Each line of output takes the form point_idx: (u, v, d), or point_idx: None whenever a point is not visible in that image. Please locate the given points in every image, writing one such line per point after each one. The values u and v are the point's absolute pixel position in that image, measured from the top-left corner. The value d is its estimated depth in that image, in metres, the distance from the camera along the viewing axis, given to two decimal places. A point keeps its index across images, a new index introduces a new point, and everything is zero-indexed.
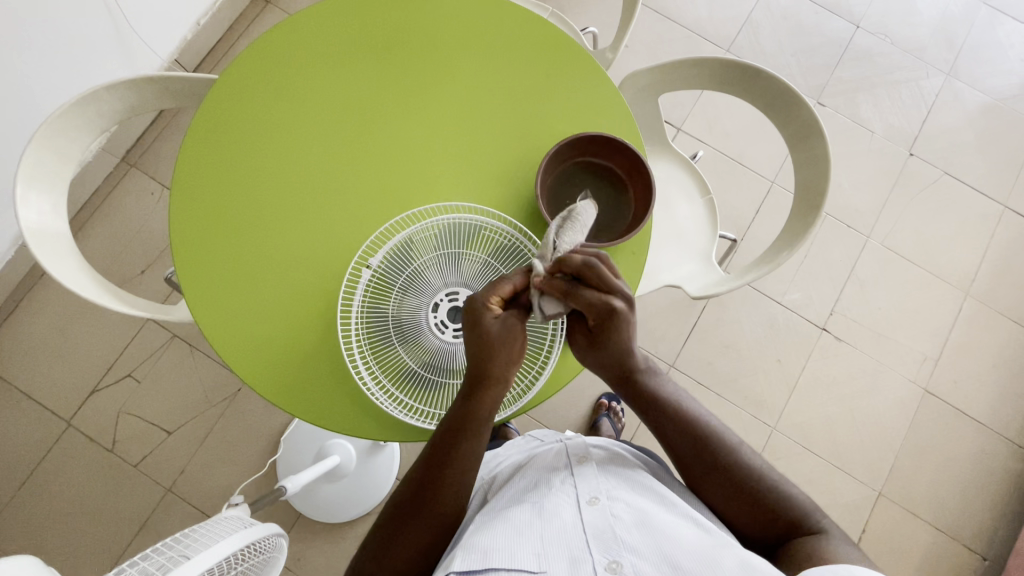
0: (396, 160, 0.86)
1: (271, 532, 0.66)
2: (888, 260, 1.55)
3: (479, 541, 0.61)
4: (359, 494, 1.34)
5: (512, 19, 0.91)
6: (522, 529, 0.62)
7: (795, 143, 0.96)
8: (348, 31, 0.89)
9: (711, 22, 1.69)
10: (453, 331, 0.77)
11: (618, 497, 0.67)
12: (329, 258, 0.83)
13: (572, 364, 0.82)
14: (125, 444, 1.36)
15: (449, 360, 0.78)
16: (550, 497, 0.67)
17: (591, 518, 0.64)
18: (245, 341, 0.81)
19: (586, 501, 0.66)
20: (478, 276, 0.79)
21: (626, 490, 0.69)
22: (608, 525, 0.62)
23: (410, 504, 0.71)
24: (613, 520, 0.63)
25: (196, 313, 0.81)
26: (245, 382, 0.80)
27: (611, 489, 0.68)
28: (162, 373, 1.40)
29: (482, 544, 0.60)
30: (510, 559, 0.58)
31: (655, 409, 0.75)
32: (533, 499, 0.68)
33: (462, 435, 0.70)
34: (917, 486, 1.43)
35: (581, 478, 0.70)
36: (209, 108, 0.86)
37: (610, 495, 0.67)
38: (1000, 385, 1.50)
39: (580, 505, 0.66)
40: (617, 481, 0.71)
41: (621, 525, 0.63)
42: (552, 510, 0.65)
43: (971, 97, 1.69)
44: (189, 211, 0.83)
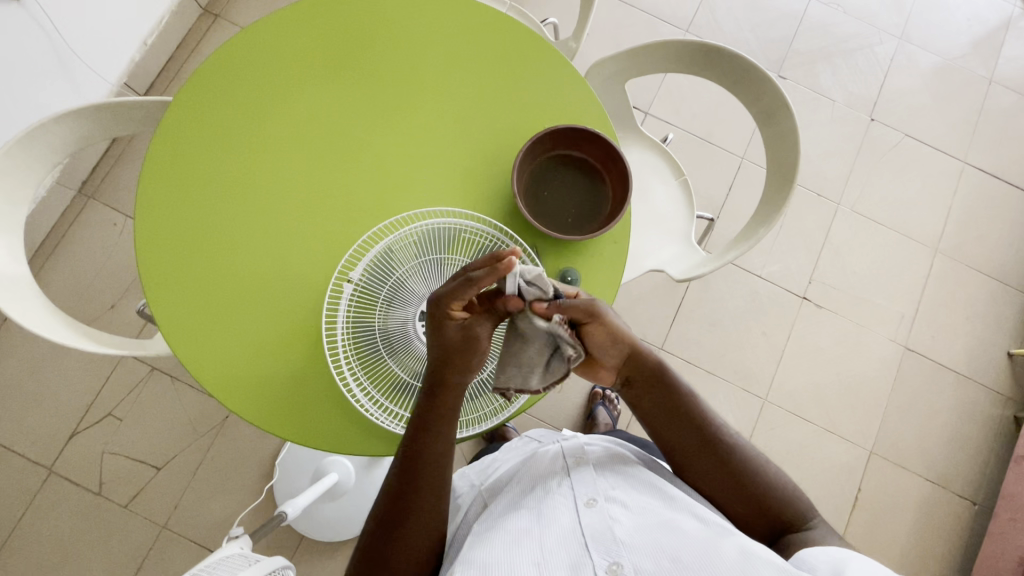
0: (366, 169, 0.84)
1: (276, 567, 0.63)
2: (860, 225, 1.59)
3: (478, 553, 0.61)
4: (362, 508, 1.32)
5: (472, 15, 0.90)
6: (521, 538, 0.63)
7: (763, 121, 0.97)
8: (305, 39, 0.87)
9: (668, 4, 1.69)
10: None
11: (616, 496, 0.68)
12: (307, 276, 0.81)
13: None
14: (113, 485, 1.32)
15: None
16: (547, 503, 0.68)
17: (589, 520, 0.64)
18: (228, 370, 0.78)
19: (583, 503, 0.67)
20: None
21: (625, 487, 0.69)
22: (606, 527, 0.63)
23: (390, 518, 0.69)
24: (612, 521, 0.64)
25: (173, 344, 0.78)
26: (232, 411, 0.77)
27: (609, 488, 0.69)
28: (146, 407, 1.35)
29: (482, 556, 0.60)
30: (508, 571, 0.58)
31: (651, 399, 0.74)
32: (531, 507, 0.68)
33: (429, 439, 0.70)
34: (906, 440, 1.48)
35: (578, 479, 0.71)
36: (166, 129, 0.82)
37: (607, 496, 0.67)
38: (974, 334, 1.55)
39: (579, 508, 0.66)
40: (614, 479, 0.71)
41: (620, 525, 0.63)
42: (550, 516, 0.66)
43: (924, 58, 1.73)
44: (155, 239, 0.80)
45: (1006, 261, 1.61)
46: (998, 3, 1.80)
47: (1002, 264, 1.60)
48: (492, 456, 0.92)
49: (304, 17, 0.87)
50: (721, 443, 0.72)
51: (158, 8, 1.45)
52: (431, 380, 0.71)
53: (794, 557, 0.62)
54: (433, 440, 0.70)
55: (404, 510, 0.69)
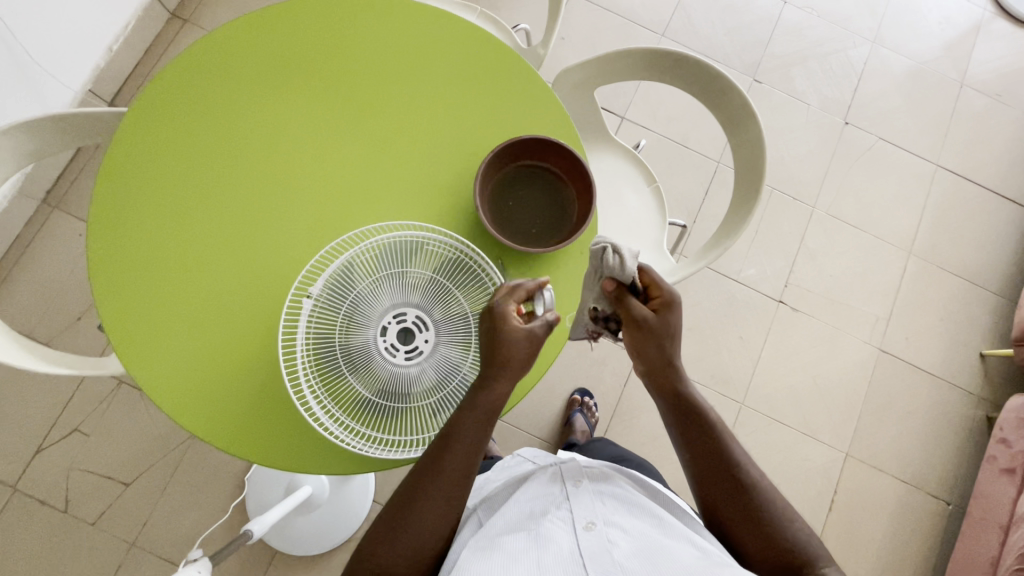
0: (328, 180, 0.82)
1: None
2: (835, 228, 1.60)
3: (476, 566, 0.61)
4: (336, 521, 1.31)
5: (436, 22, 0.88)
6: (520, 555, 0.63)
7: (731, 129, 0.96)
8: (267, 47, 0.85)
9: (644, 8, 1.69)
10: (404, 354, 0.75)
11: (614, 520, 0.68)
12: (266, 291, 0.79)
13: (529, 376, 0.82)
14: (80, 502, 1.29)
15: (402, 384, 0.75)
16: (546, 522, 0.68)
17: (588, 544, 0.65)
18: (185, 388, 0.76)
19: (582, 526, 0.67)
20: (424, 293, 0.77)
21: (622, 514, 0.70)
22: (604, 549, 0.63)
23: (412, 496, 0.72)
24: (610, 545, 0.64)
25: (128, 363, 0.76)
26: (188, 431, 0.76)
27: (607, 513, 0.70)
28: (114, 422, 1.32)
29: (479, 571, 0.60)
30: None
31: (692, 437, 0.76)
32: (529, 526, 0.68)
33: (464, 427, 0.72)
34: (882, 442, 1.49)
35: (577, 501, 0.71)
36: (121, 141, 0.80)
37: (605, 520, 0.68)
38: (947, 336, 1.56)
39: (576, 530, 0.67)
40: (611, 504, 0.72)
41: (618, 549, 0.63)
42: (549, 534, 0.66)
43: (897, 62, 1.74)
44: (109, 255, 0.78)
45: (978, 262, 1.62)
46: (968, 7, 1.82)
47: (975, 265, 1.62)
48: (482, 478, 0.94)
49: (266, 25, 0.85)
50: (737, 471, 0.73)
51: (123, 14, 1.42)
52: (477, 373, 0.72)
53: None
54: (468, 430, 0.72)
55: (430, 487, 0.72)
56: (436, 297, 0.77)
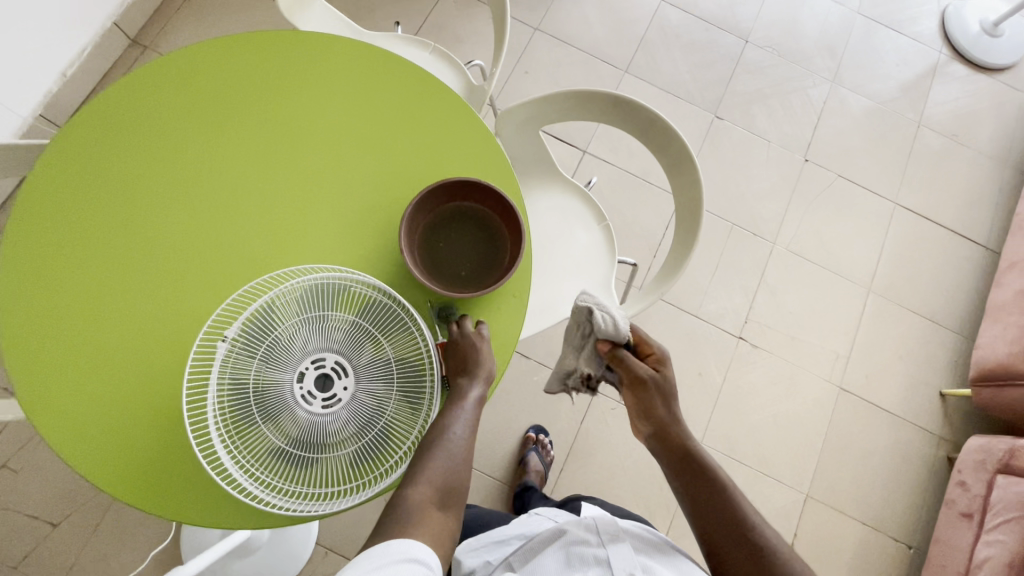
0: (253, 217, 0.81)
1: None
2: (795, 265, 1.60)
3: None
4: (275, 566, 1.25)
5: (374, 62, 0.89)
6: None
7: (672, 170, 0.96)
8: (195, 82, 0.84)
9: (607, 45, 1.72)
10: (321, 402, 0.71)
11: None
12: (180, 331, 0.76)
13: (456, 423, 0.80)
14: (3, 542, 1.22)
15: (318, 434, 0.72)
16: None
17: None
18: (89, 435, 0.73)
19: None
20: (346, 338, 0.74)
21: (660, 574, 0.71)
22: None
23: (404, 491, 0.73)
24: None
25: (30, 408, 0.72)
26: (89, 481, 0.71)
27: (646, 571, 0.71)
28: (44, 457, 1.27)
29: None
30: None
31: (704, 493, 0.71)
32: None
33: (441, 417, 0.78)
34: (842, 483, 1.46)
35: (617, 557, 0.72)
36: (43, 174, 0.79)
37: None
38: (907, 374, 1.56)
39: None
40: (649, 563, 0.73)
41: None
42: None
43: (856, 102, 1.78)
44: (19, 295, 0.76)
45: (937, 300, 1.63)
46: (924, 51, 1.87)
47: (934, 303, 1.63)
48: (498, 529, 0.91)
49: (194, 62, 0.85)
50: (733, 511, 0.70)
51: (80, 40, 1.41)
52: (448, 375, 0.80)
53: None
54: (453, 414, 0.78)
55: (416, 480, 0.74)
56: (358, 342, 0.74)
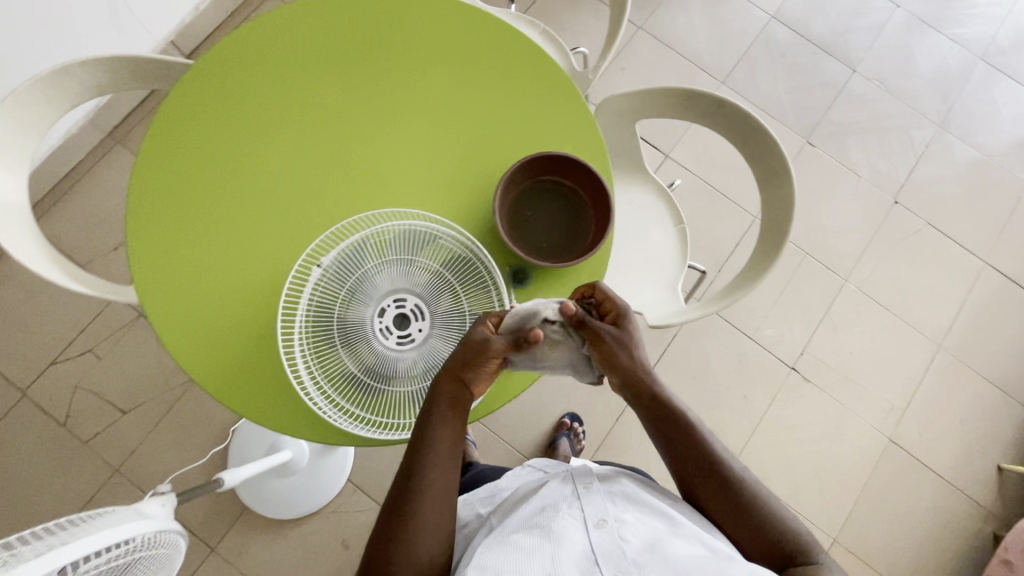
0: (361, 162, 0.86)
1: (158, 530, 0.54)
2: (864, 306, 1.54)
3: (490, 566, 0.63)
4: (307, 492, 1.33)
5: (495, 33, 0.92)
6: (532, 556, 0.64)
7: (764, 182, 0.95)
8: (328, 28, 0.89)
9: (708, 54, 1.70)
10: (397, 338, 0.77)
11: (626, 518, 0.70)
12: (280, 254, 0.83)
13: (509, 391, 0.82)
14: (79, 420, 1.35)
15: (389, 368, 0.77)
16: (556, 519, 0.70)
17: (601, 542, 0.67)
18: (189, 329, 0.81)
19: (594, 524, 0.69)
20: (427, 285, 0.79)
21: (635, 512, 0.72)
22: (617, 548, 0.66)
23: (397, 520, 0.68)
24: (622, 542, 0.66)
25: (144, 296, 0.81)
26: (186, 370, 0.80)
27: (620, 511, 0.71)
28: (124, 351, 1.39)
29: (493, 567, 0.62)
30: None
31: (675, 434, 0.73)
32: (540, 524, 0.69)
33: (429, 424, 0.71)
34: (873, 535, 1.42)
35: (587, 499, 0.73)
36: (182, 90, 0.86)
37: (617, 517, 0.70)
38: (964, 440, 1.49)
39: (588, 527, 0.69)
40: (623, 503, 0.73)
41: (630, 546, 0.66)
42: (560, 531, 0.68)
43: (960, 151, 1.69)
44: (147, 195, 0.83)
45: (1012, 370, 1.54)
46: None
47: (1008, 372, 1.54)
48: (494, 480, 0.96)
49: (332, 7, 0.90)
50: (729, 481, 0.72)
51: None
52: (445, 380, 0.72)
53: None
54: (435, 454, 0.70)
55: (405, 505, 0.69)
56: (438, 291, 0.79)
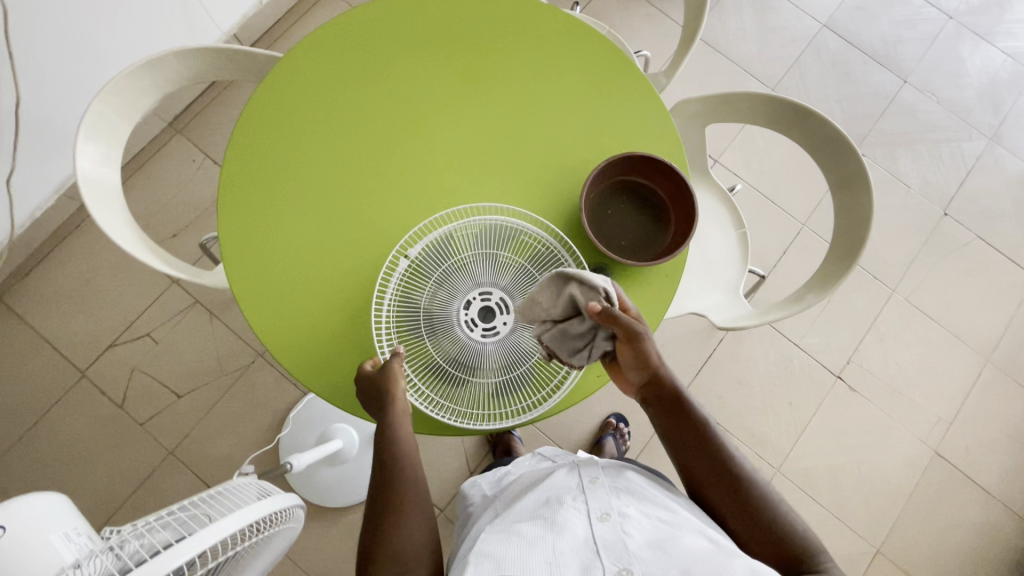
0: (443, 156, 0.88)
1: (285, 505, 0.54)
2: (911, 317, 1.54)
3: (493, 549, 0.65)
4: (356, 481, 1.34)
5: (578, 36, 0.94)
6: (535, 541, 0.66)
7: (837, 188, 0.96)
8: (416, 25, 0.92)
9: (759, 60, 1.70)
10: (482, 330, 0.77)
11: (630, 513, 0.71)
12: (363, 243, 0.85)
13: (582, 388, 0.85)
14: (135, 401, 1.38)
15: (475, 359, 0.78)
16: (561, 511, 0.71)
17: (602, 532, 0.68)
18: (276, 313, 0.83)
19: (597, 517, 0.71)
20: (511, 279, 0.79)
21: (637, 507, 0.73)
22: (619, 539, 0.67)
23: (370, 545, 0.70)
24: (624, 534, 0.67)
25: (233, 280, 0.83)
26: (272, 353, 0.82)
27: (622, 506, 0.73)
28: (181, 336, 1.42)
29: (496, 552, 0.64)
30: (521, 566, 0.62)
31: (677, 430, 0.75)
32: (545, 514, 0.71)
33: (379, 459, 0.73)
34: (917, 548, 1.41)
35: (592, 494, 0.75)
36: (275, 80, 0.89)
37: (621, 512, 0.71)
38: (1010, 455, 1.48)
39: (592, 520, 0.70)
40: (628, 498, 0.74)
41: (632, 539, 0.67)
42: (564, 522, 0.69)
43: (1011, 164, 1.68)
44: (238, 179, 0.86)
45: None
46: None
47: None
48: (503, 469, 0.99)
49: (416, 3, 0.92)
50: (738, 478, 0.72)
51: None
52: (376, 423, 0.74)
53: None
54: (395, 454, 0.73)
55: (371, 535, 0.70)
56: (522, 285, 0.79)
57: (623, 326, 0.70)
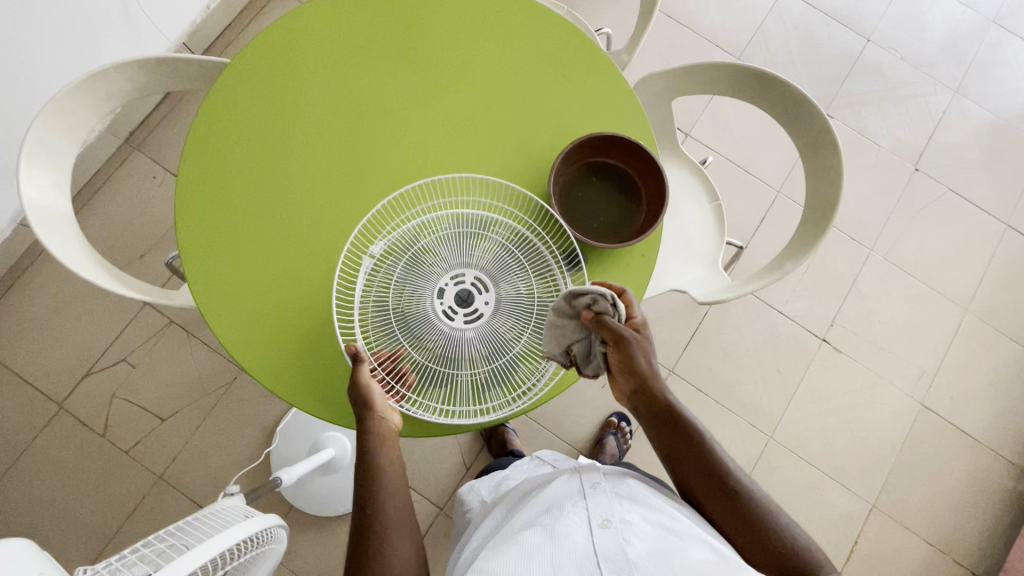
0: (404, 155, 0.86)
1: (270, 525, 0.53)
2: (890, 275, 1.56)
3: (491, 562, 0.66)
4: (352, 489, 1.32)
5: (536, 20, 0.91)
6: (535, 551, 0.67)
7: (807, 154, 0.95)
8: (367, 19, 0.89)
9: (723, 29, 1.69)
10: (462, 317, 0.75)
11: (632, 520, 0.71)
12: (330, 251, 0.84)
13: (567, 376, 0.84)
14: (118, 428, 1.35)
15: (458, 348, 0.76)
16: (561, 519, 0.71)
17: (603, 540, 0.68)
18: (249, 331, 0.83)
19: (598, 524, 0.71)
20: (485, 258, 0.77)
21: (639, 513, 0.73)
22: (619, 547, 0.67)
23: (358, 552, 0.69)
24: (626, 543, 0.67)
25: (200, 303, 0.82)
26: (250, 372, 0.82)
27: (624, 512, 0.72)
28: (159, 359, 1.38)
29: (494, 566, 0.64)
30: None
31: (671, 439, 0.76)
32: (545, 523, 0.71)
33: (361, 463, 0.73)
34: (911, 500, 1.44)
35: (593, 500, 0.74)
36: (224, 86, 0.86)
37: (622, 519, 0.71)
38: (995, 401, 1.50)
39: (592, 527, 0.70)
40: (630, 504, 0.74)
41: (633, 547, 0.66)
42: (564, 531, 0.69)
43: (977, 115, 1.69)
44: (195, 194, 0.84)
45: None
46: None
47: None
48: (502, 473, 1.00)
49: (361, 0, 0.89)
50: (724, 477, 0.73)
51: None
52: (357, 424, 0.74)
53: None
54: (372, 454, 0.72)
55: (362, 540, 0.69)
56: (500, 264, 0.78)
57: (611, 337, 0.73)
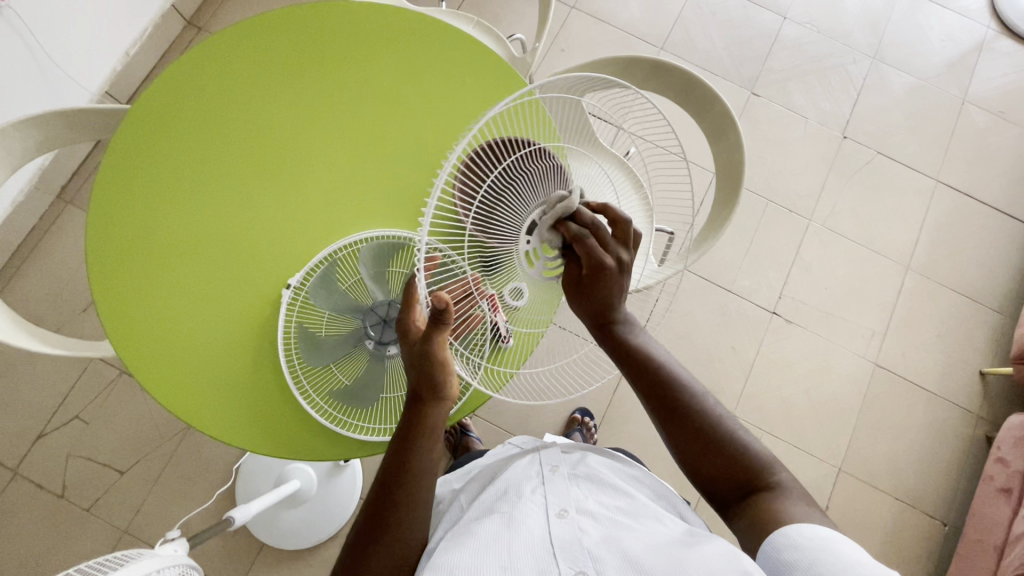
0: (317, 185, 0.88)
1: (179, 563, 0.60)
2: (831, 242, 1.59)
3: (447, 554, 0.65)
4: (321, 518, 1.32)
5: (437, 39, 0.92)
6: (492, 540, 0.66)
7: (712, 136, 0.98)
8: (270, 50, 0.89)
9: (644, 22, 1.73)
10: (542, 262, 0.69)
11: (587, 507, 0.72)
12: (250, 289, 0.85)
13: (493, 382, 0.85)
14: (76, 487, 1.32)
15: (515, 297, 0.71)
16: (519, 508, 0.72)
17: (559, 530, 0.68)
18: (181, 384, 0.82)
19: (555, 513, 0.71)
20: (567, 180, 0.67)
21: (596, 499, 0.74)
22: (574, 537, 0.67)
23: (363, 532, 0.67)
24: (581, 531, 0.68)
25: (126, 361, 0.82)
26: (188, 424, 0.82)
27: (581, 500, 0.74)
28: (111, 412, 1.36)
29: (450, 559, 0.63)
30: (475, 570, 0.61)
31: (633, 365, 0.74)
32: (503, 511, 0.72)
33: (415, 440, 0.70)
34: (875, 459, 1.47)
35: (551, 488, 0.75)
36: (128, 129, 0.85)
37: (578, 508, 0.72)
38: (945, 352, 1.54)
39: (550, 517, 0.71)
40: (586, 490, 0.76)
41: (588, 536, 0.67)
42: (522, 520, 0.70)
43: (898, 79, 1.75)
44: (110, 239, 0.84)
45: (978, 278, 1.60)
46: (971, 25, 1.82)
47: (975, 282, 1.60)
48: (471, 464, 0.98)
49: (246, 39, 0.89)
50: (694, 414, 0.70)
51: (140, 22, 1.50)
52: (418, 390, 0.71)
53: (733, 551, 0.62)
54: (424, 440, 0.70)
55: (376, 523, 0.67)
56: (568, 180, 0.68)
57: (591, 261, 0.67)
